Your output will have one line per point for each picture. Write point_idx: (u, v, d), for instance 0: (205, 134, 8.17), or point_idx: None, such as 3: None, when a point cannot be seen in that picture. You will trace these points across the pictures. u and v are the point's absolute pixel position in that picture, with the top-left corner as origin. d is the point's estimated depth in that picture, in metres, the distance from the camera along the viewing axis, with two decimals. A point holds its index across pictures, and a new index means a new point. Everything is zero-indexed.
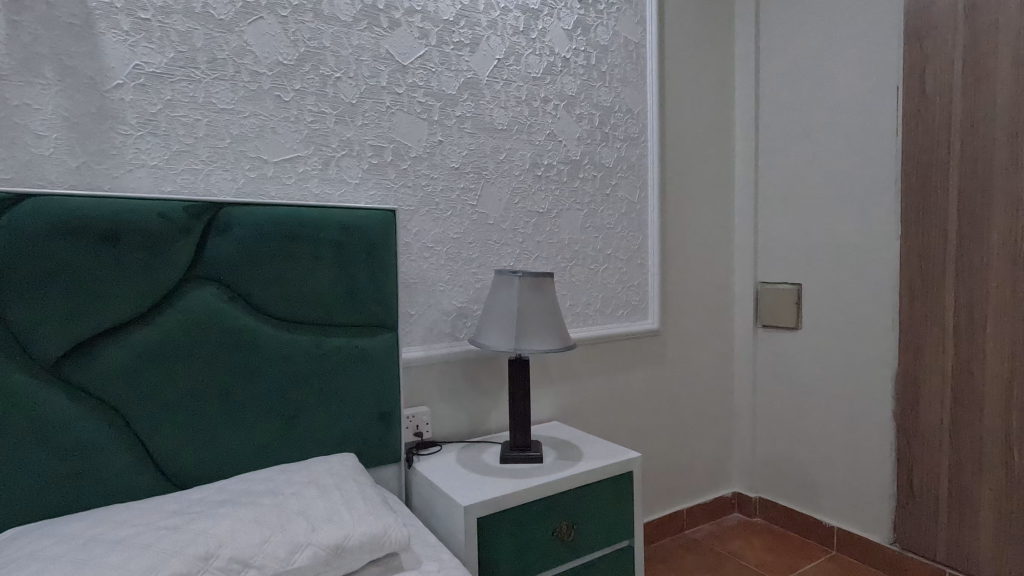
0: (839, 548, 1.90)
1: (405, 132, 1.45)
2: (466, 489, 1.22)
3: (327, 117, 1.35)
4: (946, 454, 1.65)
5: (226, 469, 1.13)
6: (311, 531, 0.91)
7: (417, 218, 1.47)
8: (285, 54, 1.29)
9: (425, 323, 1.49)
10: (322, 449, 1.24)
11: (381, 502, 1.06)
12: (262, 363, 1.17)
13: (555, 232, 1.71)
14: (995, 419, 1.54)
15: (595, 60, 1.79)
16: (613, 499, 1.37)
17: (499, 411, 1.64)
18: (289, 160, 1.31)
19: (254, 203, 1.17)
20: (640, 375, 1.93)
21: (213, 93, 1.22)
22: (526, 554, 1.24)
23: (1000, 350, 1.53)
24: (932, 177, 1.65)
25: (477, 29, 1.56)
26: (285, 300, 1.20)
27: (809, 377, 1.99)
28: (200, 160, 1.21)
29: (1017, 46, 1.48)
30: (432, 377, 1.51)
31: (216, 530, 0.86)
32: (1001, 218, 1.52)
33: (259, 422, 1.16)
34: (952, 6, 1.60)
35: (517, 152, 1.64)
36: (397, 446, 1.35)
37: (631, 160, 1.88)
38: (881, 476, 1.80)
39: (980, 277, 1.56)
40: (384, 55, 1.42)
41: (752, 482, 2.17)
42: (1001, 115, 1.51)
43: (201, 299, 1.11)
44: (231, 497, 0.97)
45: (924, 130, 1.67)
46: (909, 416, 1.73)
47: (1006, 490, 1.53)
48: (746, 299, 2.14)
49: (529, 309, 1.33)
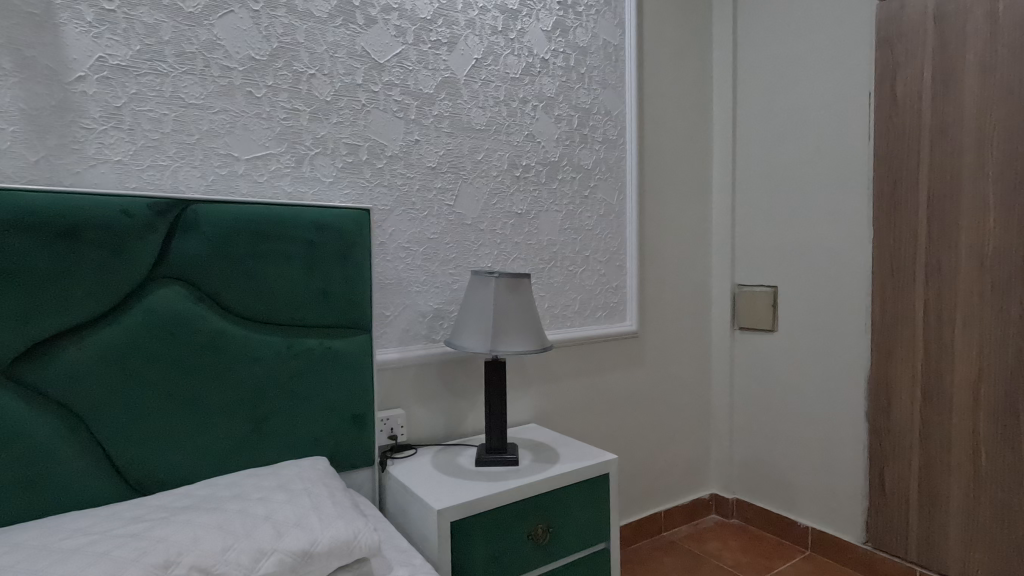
0: (814, 548, 1.91)
1: (381, 131, 1.43)
2: (440, 492, 1.21)
3: (300, 114, 1.33)
4: (916, 455, 1.67)
5: (191, 473, 1.11)
6: (278, 537, 0.89)
7: (393, 218, 1.46)
8: (257, 49, 1.27)
9: (401, 324, 1.47)
10: (292, 452, 1.22)
11: (351, 506, 1.04)
12: (231, 364, 1.15)
13: (533, 233, 1.70)
14: (964, 419, 1.56)
15: (574, 61, 1.79)
16: (589, 501, 1.37)
17: (475, 413, 1.63)
18: (260, 157, 1.28)
19: (223, 202, 1.15)
20: (618, 376, 1.93)
21: (181, 87, 1.19)
22: (501, 557, 1.23)
23: (969, 351, 1.55)
24: (904, 179, 1.67)
25: (455, 28, 1.55)
26: (255, 301, 1.18)
27: (785, 379, 2.01)
28: (167, 156, 1.19)
29: (985, 52, 1.50)
30: (408, 379, 1.50)
31: (177, 538, 0.83)
32: (969, 221, 1.54)
33: (227, 425, 1.14)
34: (922, 11, 1.61)
35: (495, 153, 1.63)
36: (371, 448, 1.33)
37: (610, 161, 1.88)
38: (855, 477, 1.81)
39: (950, 278, 1.58)
40: (360, 53, 1.40)
41: (728, 482, 2.18)
42: (969, 119, 1.53)
43: (166, 299, 1.09)
44: (195, 502, 0.95)
45: (895, 135, 1.68)
46: (881, 417, 1.74)
47: (976, 489, 1.54)
48: (723, 302, 2.16)
49: (505, 309, 1.32)
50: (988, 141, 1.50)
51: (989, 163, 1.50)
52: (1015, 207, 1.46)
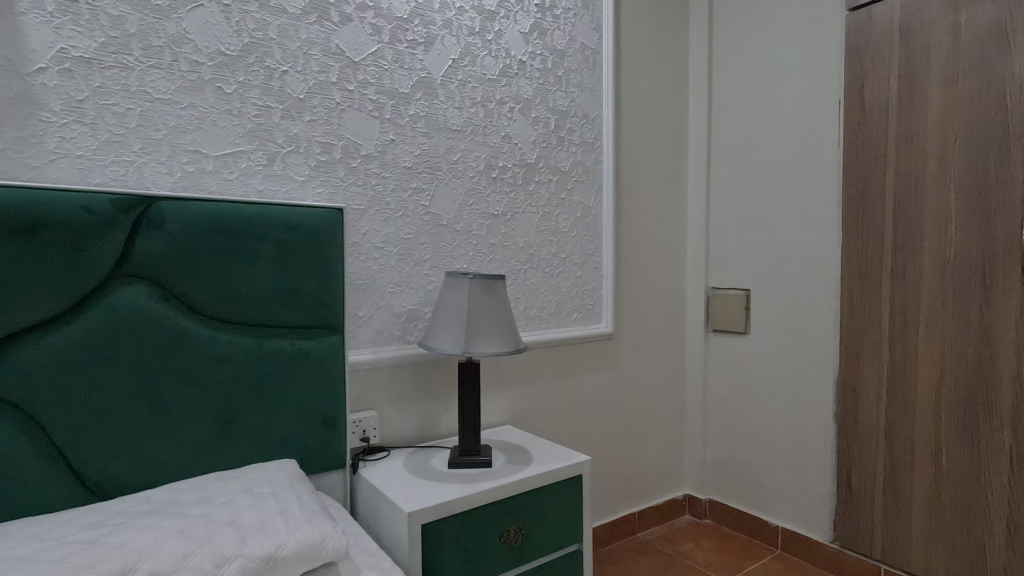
0: (784, 548, 1.94)
1: (355, 130, 1.42)
2: (412, 495, 1.20)
3: (272, 111, 1.30)
4: (882, 455, 1.70)
5: (154, 477, 1.08)
6: (242, 542, 0.86)
7: (367, 218, 1.44)
8: (227, 44, 1.24)
9: (374, 325, 1.46)
10: (261, 455, 1.20)
11: (319, 510, 1.02)
12: (197, 365, 1.12)
13: (509, 235, 1.70)
14: (926, 419, 1.60)
15: (552, 63, 1.79)
16: (561, 503, 1.37)
17: (449, 415, 1.62)
18: (230, 154, 1.26)
19: (191, 199, 1.12)
20: (594, 378, 1.94)
21: (148, 82, 1.16)
22: (472, 559, 1.22)
23: (931, 353, 1.59)
24: (871, 186, 1.71)
25: (432, 28, 1.54)
26: (223, 300, 1.16)
27: (757, 381, 2.04)
28: (132, 152, 1.16)
29: (948, 63, 1.54)
30: (381, 380, 1.49)
31: (136, 544, 0.81)
32: (932, 228, 1.58)
33: (193, 427, 1.12)
34: (889, 22, 1.66)
35: (471, 154, 1.62)
36: (342, 450, 1.32)
37: (587, 164, 1.89)
38: (822, 477, 1.85)
39: (914, 282, 1.62)
40: (335, 51, 1.38)
41: (701, 483, 2.21)
42: (932, 129, 1.58)
43: (129, 298, 1.06)
44: (157, 507, 0.92)
45: (864, 141, 1.72)
46: (848, 418, 1.78)
47: (937, 489, 1.58)
48: (698, 304, 2.19)
49: (479, 311, 1.31)
50: (949, 150, 1.54)
51: (950, 171, 1.54)
52: (974, 213, 1.50)
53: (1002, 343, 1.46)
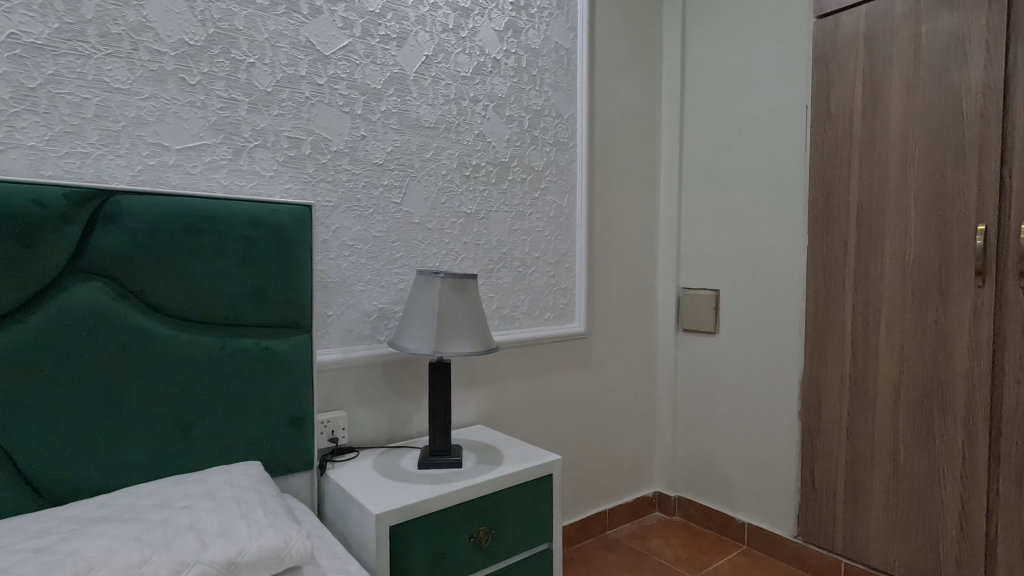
0: (751, 544, 1.98)
1: (324, 125, 1.39)
2: (380, 496, 1.18)
3: (238, 104, 1.27)
4: (843, 451, 1.75)
5: (109, 481, 1.04)
6: (202, 547, 0.84)
7: (337, 216, 1.42)
8: (191, 34, 1.20)
9: (343, 325, 1.44)
10: (224, 457, 1.17)
11: (284, 513, 1.00)
12: (157, 365, 1.09)
13: (481, 233, 1.70)
14: (886, 417, 1.65)
15: (526, 62, 1.79)
16: (531, 502, 1.37)
17: (420, 415, 1.60)
18: (194, 148, 1.22)
19: (149, 193, 1.09)
20: (566, 376, 1.95)
21: (106, 71, 1.12)
22: (441, 560, 1.21)
23: (891, 353, 1.64)
24: (835, 189, 1.75)
25: (405, 24, 1.52)
26: (185, 298, 1.12)
27: (725, 380, 2.07)
28: (88, 143, 1.11)
29: (908, 72, 1.59)
30: (350, 379, 1.46)
31: (89, 552, 0.78)
32: (892, 231, 1.63)
33: (151, 429, 1.08)
34: (854, 31, 1.70)
35: (444, 151, 1.61)
36: (309, 451, 1.29)
37: (561, 164, 1.89)
38: (787, 474, 1.90)
39: (876, 284, 1.67)
40: (304, 44, 1.35)
41: (670, 480, 2.25)
42: (895, 135, 1.62)
43: (84, 295, 1.02)
44: (112, 513, 0.89)
45: (830, 146, 1.76)
46: (813, 416, 1.82)
47: (894, 484, 1.64)
48: (669, 305, 2.22)
49: (450, 310, 1.30)
50: (910, 157, 1.59)
51: (911, 176, 1.59)
52: (932, 217, 1.55)
53: (957, 344, 1.51)
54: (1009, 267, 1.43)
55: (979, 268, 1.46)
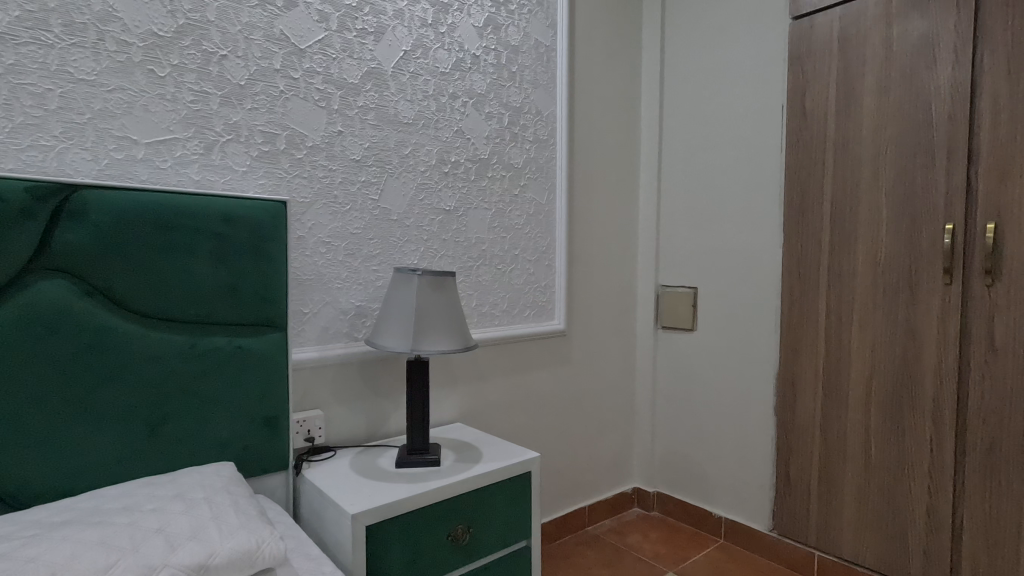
0: (727, 538, 2.01)
1: (300, 120, 1.37)
2: (356, 496, 1.17)
3: (209, 97, 1.24)
4: (817, 446, 1.78)
5: (75, 484, 1.01)
6: (170, 551, 0.82)
7: (313, 212, 1.40)
8: (160, 25, 1.17)
9: (320, 323, 1.42)
10: (195, 458, 1.14)
11: (257, 514, 0.98)
12: (125, 365, 1.06)
13: (461, 231, 1.69)
14: (858, 412, 1.68)
15: (506, 59, 1.78)
16: (510, 500, 1.37)
17: (398, 413, 1.59)
18: (164, 142, 1.19)
19: (116, 188, 1.06)
20: (546, 374, 1.95)
21: (70, 61, 1.09)
22: (419, 559, 1.21)
23: (863, 350, 1.67)
24: (810, 187, 1.78)
25: (382, 18, 1.50)
26: (154, 297, 1.10)
27: (702, 377, 2.10)
28: (52, 136, 1.08)
29: (880, 75, 1.62)
30: (327, 378, 1.45)
31: (51, 557, 0.76)
32: (865, 230, 1.66)
33: (120, 430, 1.06)
34: (829, 33, 1.72)
35: (423, 148, 1.59)
36: (284, 451, 1.27)
37: (541, 161, 1.89)
38: (763, 469, 1.93)
39: (849, 282, 1.70)
40: (279, 37, 1.33)
41: (649, 476, 2.27)
42: (867, 136, 1.65)
43: (48, 293, 0.99)
44: (77, 516, 0.87)
45: (804, 146, 1.79)
46: (787, 412, 1.85)
47: (866, 478, 1.67)
48: (648, 302, 2.23)
49: (427, 308, 1.29)
50: (882, 158, 1.62)
51: (883, 176, 1.62)
52: (903, 217, 1.58)
53: (926, 340, 1.54)
54: (975, 266, 1.47)
55: (946, 266, 1.50)
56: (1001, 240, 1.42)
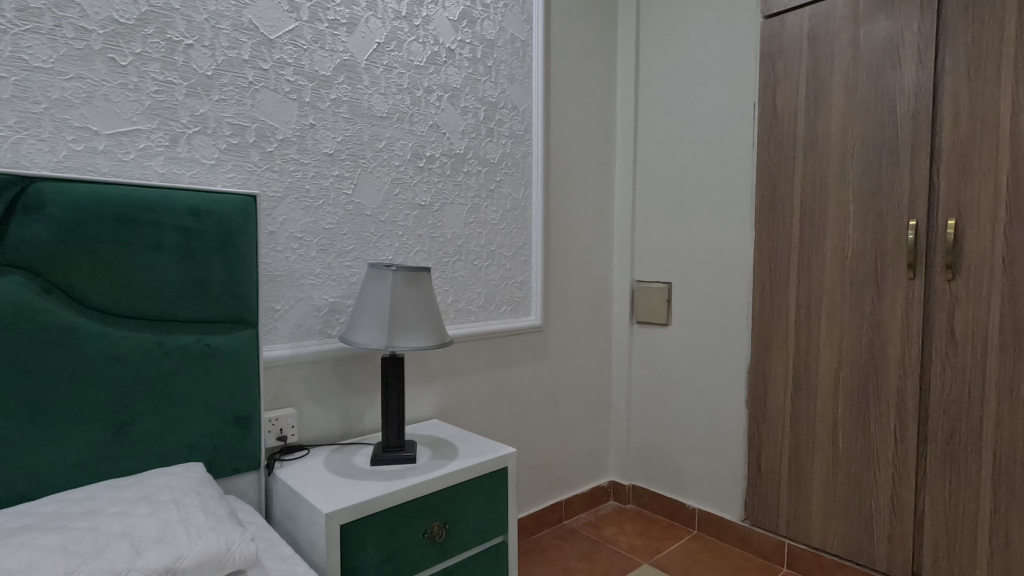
0: (701, 529, 2.05)
1: (270, 112, 1.34)
2: (330, 494, 1.16)
3: (175, 87, 1.20)
4: (787, 437, 1.82)
5: (35, 488, 0.98)
6: (136, 555, 0.79)
7: (284, 207, 1.37)
8: (121, 12, 1.13)
9: (292, 320, 1.39)
10: (162, 458, 1.11)
11: (227, 515, 0.96)
12: (87, 364, 1.02)
13: (436, 226, 1.68)
14: (826, 404, 1.73)
15: (481, 53, 1.77)
16: (487, 496, 1.37)
17: (372, 411, 1.57)
18: (127, 133, 1.15)
19: (76, 181, 1.02)
20: (522, 370, 1.95)
21: (24, 47, 1.04)
22: (395, 557, 1.20)
23: (831, 343, 1.71)
24: (781, 184, 1.81)
25: (355, 9, 1.47)
26: (118, 294, 1.06)
27: (676, 371, 2.13)
28: (5, 126, 1.03)
29: (848, 74, 1.66)
30: (299, 376, 1.42)
31: (7, 564, 0.73)
32: (833, 225, 1.70)
33: (81, 432, 1.02)
34: (799, 32, 1.76)
35: (398, 142, 1.57)
36: (255, 450, 1.25)
37: (516, 156, 1.89)
38: (735, 460, 1.96)
39: (817, 277, 1.74)
40: (247, 26, 1.29)
41: (625, 470, 2.29)
42: (835, 134, 1.69)
43: (3, 290, 0.94)
44: (36, 522, 0.83)
45: (775, 144, 1.82)
46: (759, 404, 1.89)
47: (834, 468, 1.72)
48: (623, 298, 2.25)
49: (402, 303, 1.28)
50: (849, 156, 1.66)
51: (850, 173, 1.66)
52: (869, 213, 1.63)
53: (891, 332, 1.59)
54: (936, 261, 1.52)
55: (910, 261, 1.54)
56: (961, 236, 1.47)
